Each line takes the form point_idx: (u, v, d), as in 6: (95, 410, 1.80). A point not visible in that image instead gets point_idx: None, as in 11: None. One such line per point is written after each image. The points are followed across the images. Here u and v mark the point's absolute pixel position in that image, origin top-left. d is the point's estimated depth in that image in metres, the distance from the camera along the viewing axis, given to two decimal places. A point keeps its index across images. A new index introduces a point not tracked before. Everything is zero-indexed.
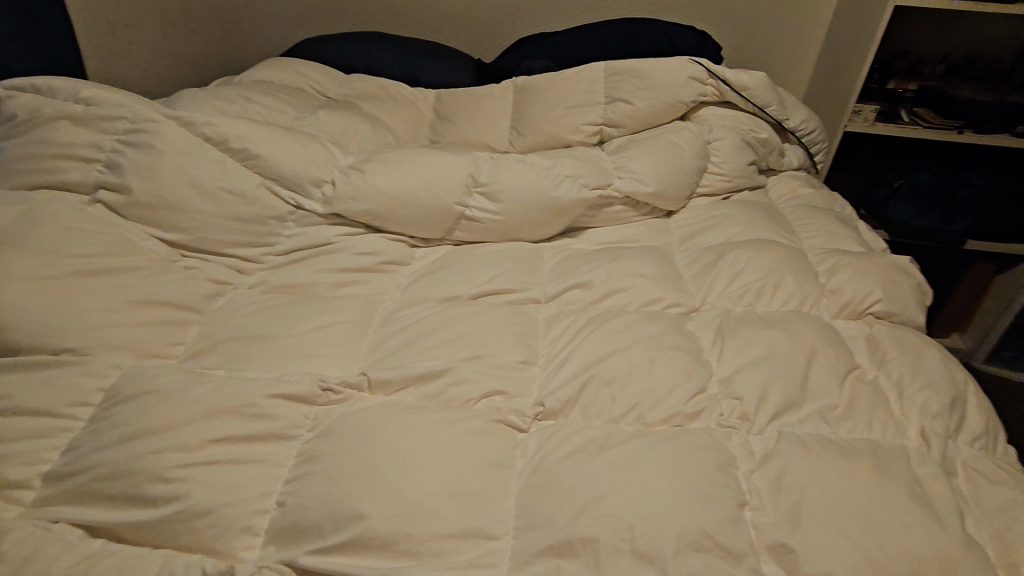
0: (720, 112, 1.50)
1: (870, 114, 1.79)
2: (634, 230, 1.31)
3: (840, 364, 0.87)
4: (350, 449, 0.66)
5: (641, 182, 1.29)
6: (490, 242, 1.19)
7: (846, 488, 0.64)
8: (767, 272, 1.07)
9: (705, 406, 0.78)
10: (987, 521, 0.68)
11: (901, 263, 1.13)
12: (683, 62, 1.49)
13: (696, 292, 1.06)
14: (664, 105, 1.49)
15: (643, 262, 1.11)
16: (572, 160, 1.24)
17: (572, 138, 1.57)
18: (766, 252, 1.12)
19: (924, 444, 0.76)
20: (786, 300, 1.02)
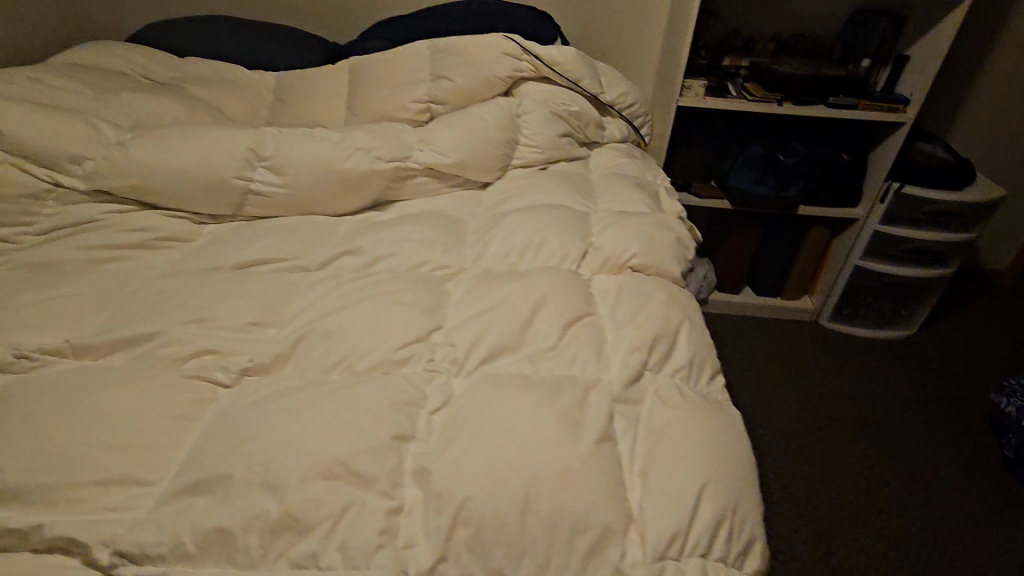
0: (536, 86, 1.55)
1: (699, 89, 1.89)
2: (440, 200, 1.35)
3: (567, 311, 0.93)
4: (16, 409, 0.67)
5: (441, 153, 1.33)
6: (282, 215, 1.20)
7: (501, 417, 0.70)
8: (537, 232, 1.12)
9: (415, 353, 0.82)
10: (647, 438, 0.74)
11: (670, 220, 1.21)
12: (497, 39, 1.53)
13: (469, 254, 1.11)
14: (481, 81, 1.54)
15: (423, 228, 1.15)
16: (368, 133, 1.27)
17: (399, 116, 1.59)
18: (545, 214, 1.17)
19: (617, 376, 0.82)
20: (547, 257, 1.08)
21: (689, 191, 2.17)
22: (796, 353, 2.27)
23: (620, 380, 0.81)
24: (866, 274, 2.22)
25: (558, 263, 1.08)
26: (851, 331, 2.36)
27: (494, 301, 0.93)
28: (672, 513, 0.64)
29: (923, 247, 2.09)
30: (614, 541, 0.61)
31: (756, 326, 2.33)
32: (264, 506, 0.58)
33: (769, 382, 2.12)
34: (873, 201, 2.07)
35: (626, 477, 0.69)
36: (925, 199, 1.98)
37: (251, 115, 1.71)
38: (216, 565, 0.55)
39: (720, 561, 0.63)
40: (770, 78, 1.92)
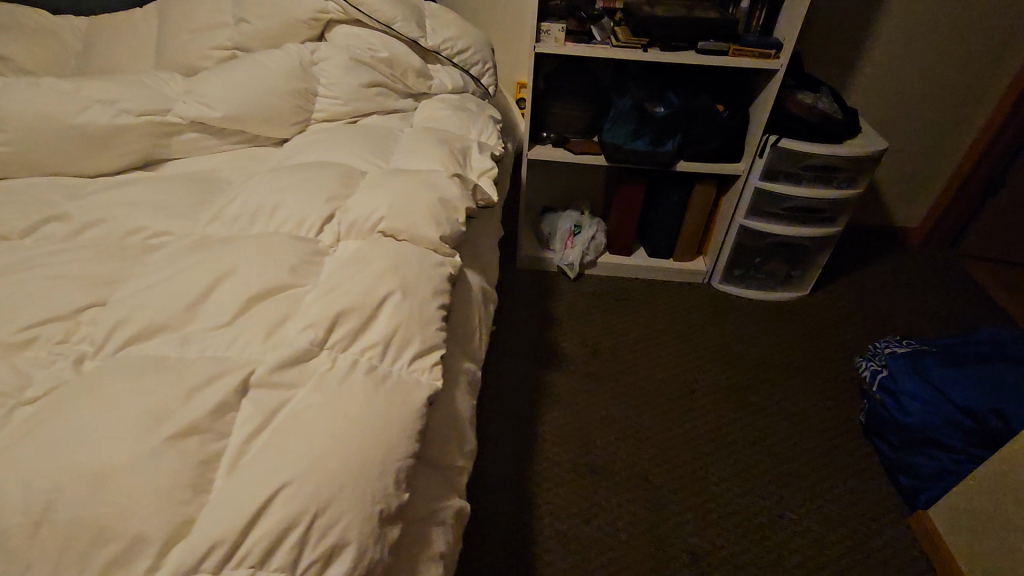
0: (345, 30, 1.41)
1: (557, 33, 1.73)
2: (218, 159, 1.25)
3: (256, 283, 0.85)
4: None
5: (208, 106, 1.21)
6: (16, 176, 1.09)
7: (75, 411, 0.63)
8: (277, 193, 1.03)
9: (45, 333, 0.75)
10: (271, 429, 0.68)
11: (442, 179, 1.11)
12: None
13: (202, 218, 1.01)
14: (281, 24, 1.39)
15: (159, 193, 1.05)
16: (118, 85, 1.16)
17: (202, 65, 1.45)
18: (295, 174, 1.09)
19: (274, 357, 0.74)
20: (280, 222, 0.99)
21: (565, 146, 2.04)
22: (681, 315, 2.16)
23: (273, 361, 0.74)
24: (752, 234, 2.10)
25: (292, 229, 0.98)
26: (742, 293, 2.24)
27: (178, 273, 0.85)
28: (227, 518, 0.58)
29: (802, 204, 1.98)
30: (144, 552, 0.55)
31: (643, 289, 2.26)
32: None
33: (645, 346, 2.01)
34: (754, 155, 1.93)
35: (212, 477, 0.62)
36: (801, 152, 1.85)
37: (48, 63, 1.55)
38: None
39: (280, 570, 0.57)
40: (634, 20, 1.75)
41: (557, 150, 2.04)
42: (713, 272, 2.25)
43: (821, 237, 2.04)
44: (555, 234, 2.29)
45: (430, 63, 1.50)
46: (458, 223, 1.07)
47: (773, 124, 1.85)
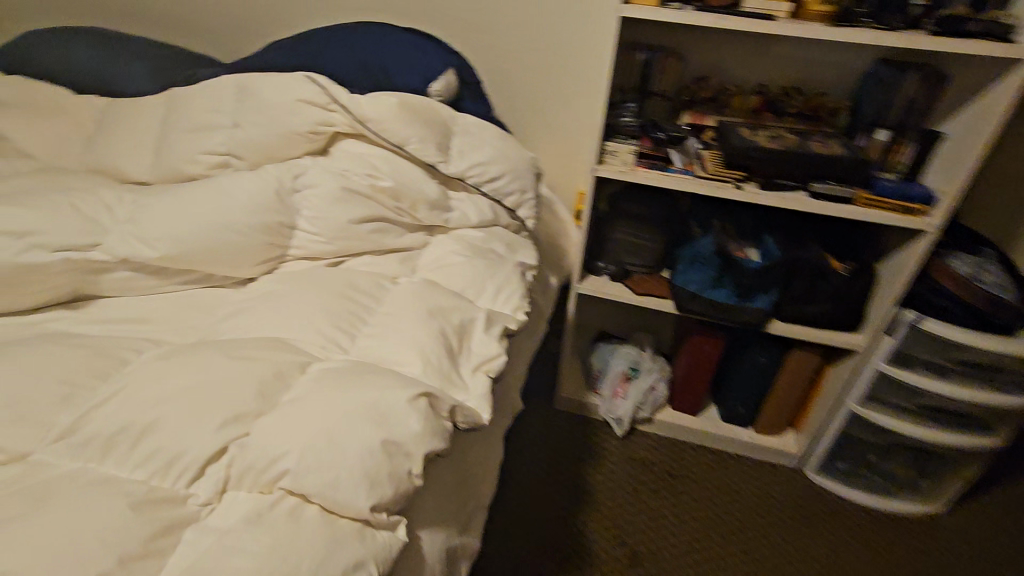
0: (349, 149, 1.14)
1: (625, 155, 1.39)
2: (155, 307, 0.98)
3: None
4: None
5: (144, 243, 0.95)
6: None
7: None
8: (160, 403, 0.72)
9: None
10: None
11: (400, 400, 0.74)
12: (302, 79, 1.14)
13: (57, 426, 0.72)
14: (274, 136, 1.13)
15: (25, 369, 0.77)
16: (44, 210, 0.93)
17: (190, 170, 1.23)
18: (204, 365, 0.77)
19: None
20: (142, 461, 0.67)
21: (624, 282, 1.64)
22: (762, 514, 1.62)
23: None
24: (866, 426, 1.57)
25: (158, 473, 0.66)
26: (849, 497, 1.67)
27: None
28: None
29: (947, 404, 1.44)
30: None
31: (710, 464, 1.76)
32: None
33: (707, 558, 1.50)
34: (880, 331, 1.43)
35: None
36: (960, 343, 1.33)
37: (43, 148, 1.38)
38: None
39: None
40: (728, 147, 1.35)
41: (616, 285, 1.65)
42: (808, 460, 1.71)
43: (968, 450, 1.48)
44: (606, 377, 1.84)
45: (452, 191, 1.20)
46: (409, 480, 0.71)
47: (911, 297, 1.37)
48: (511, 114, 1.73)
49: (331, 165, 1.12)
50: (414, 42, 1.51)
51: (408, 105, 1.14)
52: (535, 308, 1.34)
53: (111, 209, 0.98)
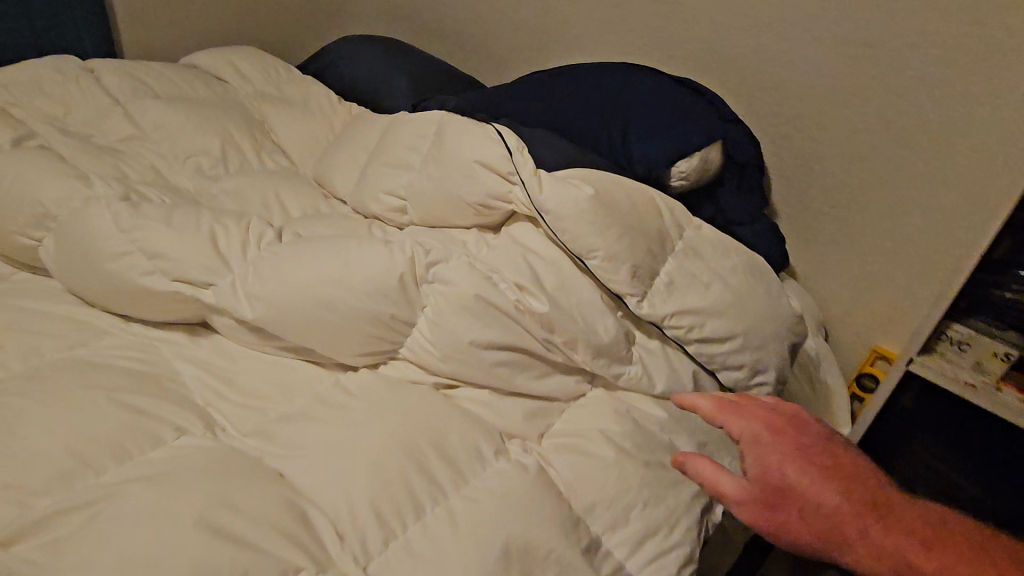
0: (520, 236, 0.84)
1: (980, 358, 0.90)
2: (242, 370, 0.84)
3: None
4: None
5: (245, 295, 0.80)
6: (66, 298, 0.92)
7: None
8: (90, 573, 0.53)
9: None
10: None
11: None
12: (493, 134, 0.87)
13: (24, 519, 0.59)
14: (444, 199, 0.90)
15: (53, 421, 0.67)
16: (184, 231, 0.85)
17: (371, 209, 1.10)
18: (174, 525, 0.57)
19: None
20: None
21: None
22: None
23: None
24: None
25: None
26: None
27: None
28: None
29: None
30: None
31: None
32: None
33: None
34: None
35: None
36: None
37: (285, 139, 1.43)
38: None
39: None
40: None
41: None
42: None
43: None
44: None
45: (642, 334, 0.81)
46: None
47: None
48: (800, 221, 1.20)
49: (486, 254, 0.82)
50: (684, 99, 1.12)
51: (608, 201, 0.78)
52: (718, 536, 0.85)
53: (247, 239, 0.86)
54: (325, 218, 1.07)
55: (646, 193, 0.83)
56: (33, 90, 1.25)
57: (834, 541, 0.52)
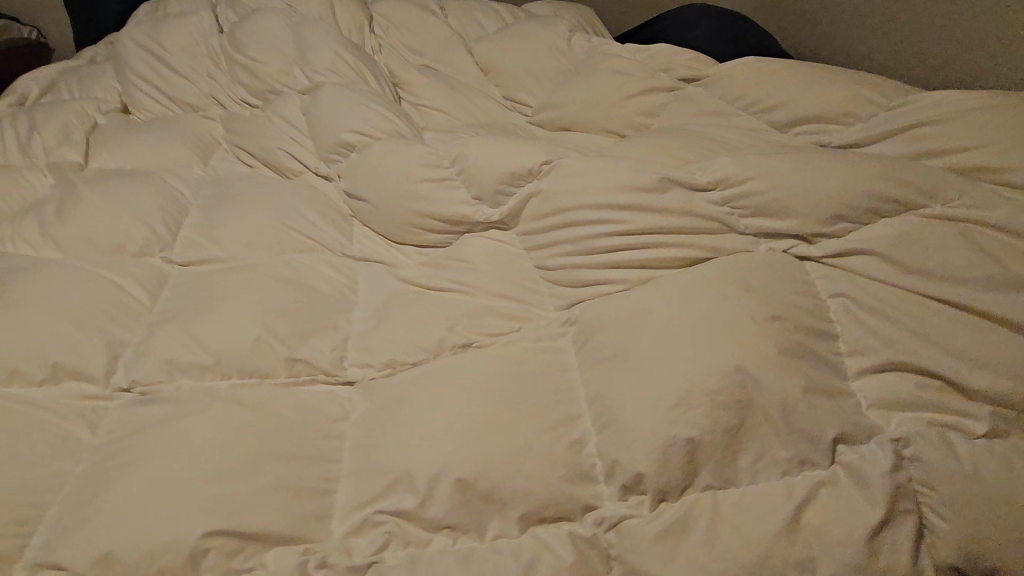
0: (723, 331, 0.62)
1: None
2: (389, 325, 0.79)
3: None
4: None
5: (433, 274, 0.87)
6: (321, 203, 1.04)
7: None
8: (159, 461, 0.61)
9: None
10: None
11: None
12: (685, 222, 0.75)
13: (177, 379, 0.72)
14: (632, 240, 0.76)
15: (223, 326, 0.76)
16: (408, 209, 0.93)
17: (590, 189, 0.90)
18: (208, 479, 0.59)
19: None
20: (93, 490, 0.59)
21: None
22: None
23: None
24: None
25: (79, 516, 0.57)
26: None
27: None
28: None
29: None
30: None
31: None
32: None
33: None
34: None
35: None
36: None
37: (542, 52, 1.30)
38: None
39: None
40: None
41: None
42: None
43: None
44: None
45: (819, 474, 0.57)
46: None
47: None
48: None
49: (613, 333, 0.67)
50: None
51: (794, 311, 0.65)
52: None
53: (412, 242, 0.95)
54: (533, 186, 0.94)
55: (862, 288, 0.68)
56: (399, 29, 1.46)
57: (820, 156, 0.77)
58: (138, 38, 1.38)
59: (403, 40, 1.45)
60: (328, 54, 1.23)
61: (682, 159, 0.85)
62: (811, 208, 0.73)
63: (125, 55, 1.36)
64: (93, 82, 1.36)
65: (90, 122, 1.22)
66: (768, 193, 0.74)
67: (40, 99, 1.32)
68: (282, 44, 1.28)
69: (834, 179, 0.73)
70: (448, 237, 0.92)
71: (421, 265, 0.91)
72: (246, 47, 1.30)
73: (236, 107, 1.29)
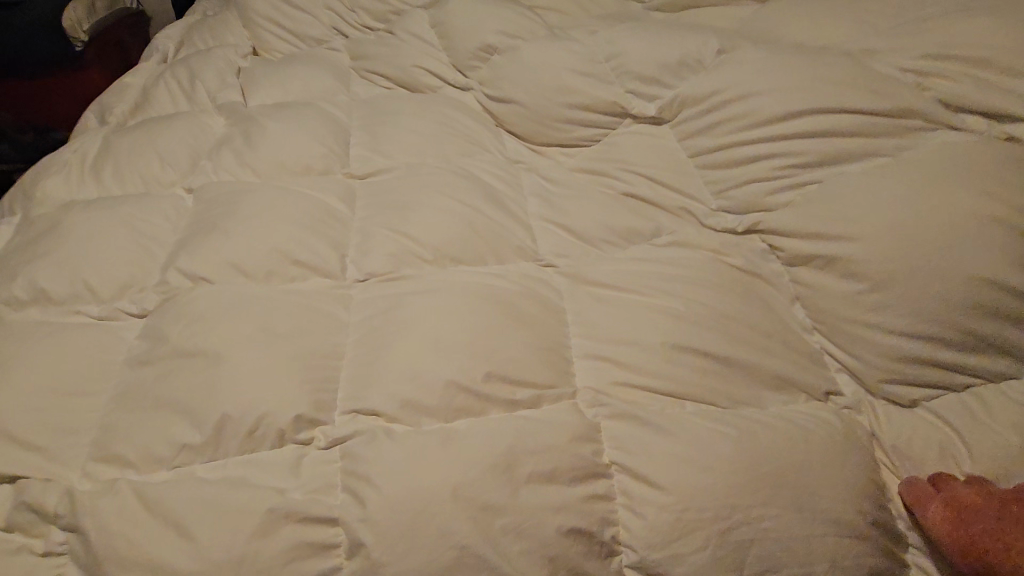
0: (937, 171, 0.68)
1: None
2: (571, 211, 0.84)
3: (224, 370, 0.67)
4: (171, 120, 1.16)
5: (598, 158, 0.91)
6: (466, 110, 1.09)
7: (68, 348, 0.75)
8: (411, 315, 0.69)
9: (180, 267, 0.84)
10: (17, 494, 0.64)
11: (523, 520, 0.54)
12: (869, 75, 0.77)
13: (396, 260, 0.81)
14: (812, 93, 0.77)
15: (426, 216, 0.84)
16: (558, 92, 0.94)
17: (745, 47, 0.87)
18: (458, 323, 0.67)
19: (102, 459, 0.64)
20: (363, 344, 0.70)
21: None
22: None
23: (105, 444, 0.65)
24: None
25: (359, 363, 0.68)
26: None
27: (230, 318, 0.73)
28: None
29: None
30: None
31: None
32: (53, 234, 0.91)
33: None
34: None
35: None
36: None
37: None
38: (34, 230, 0.94)
39: None
40: None
41: None
42: None
43: None
44: None
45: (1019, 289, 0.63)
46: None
47: None
48: None
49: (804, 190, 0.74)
50: None
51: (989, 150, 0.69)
52: None
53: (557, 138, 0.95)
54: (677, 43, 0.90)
55: None
56: None
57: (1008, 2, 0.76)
58: None
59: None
60: None
61: (849, 15, 0.83)
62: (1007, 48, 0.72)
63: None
64: (222, 30, 1.45)
65: (236, 66, 1.32)
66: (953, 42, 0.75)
67: (182, 53, 1.43)
68: None
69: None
70: (604, 128, 0.92)
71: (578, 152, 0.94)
72: None
73: (359, 33, 1.34)
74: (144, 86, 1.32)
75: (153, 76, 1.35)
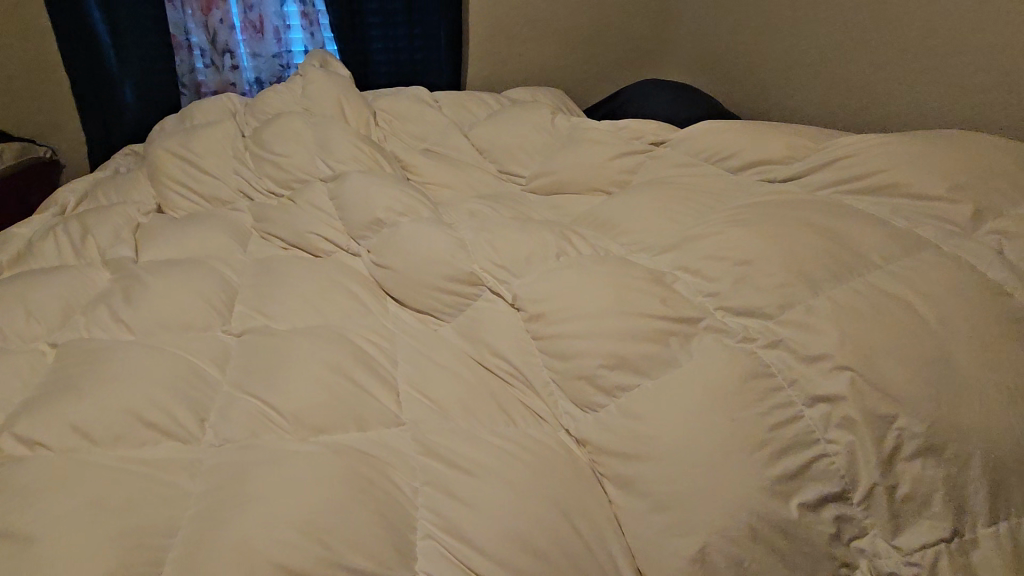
0: (712, 330, 0.76)
1: None
2: (433, 380, 0.91)
3: (33, 557, 0.62)
4: (49, 273, 1.15)
5: (466, 326, 1.01)
6: (354, 276, 1.19)
7: None
8: (252, 490, 0.70)
9: (15, 432, 0.80)
10: None
11: None
12: (671, 249, 0.92)
13: (260, 428, 0.83)
14: (627, 268, 0.90)
15: (298, 380, 0.88)
16: (431, 267, 1.07)
17: (588, 237, 1.05)
18: (300, 496, 0.68)
19: None
20: (199, 521, 0.68)
21: None
22: None
23: None
24: None
25: (187, 544, 0.66)
26: None
27: (60, 491, 0.69)
28: None
29: None
30: None
31: None
32: None
33: None
34: None
35: None
36: None
37: (527, 129, 1.53)
38: None
39: None
40: None
41: None
42: None
43: None
44: None
45: (786, 429, 0.63)
46: None
47: None
48: None
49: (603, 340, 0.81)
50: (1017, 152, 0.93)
51: (750, 301, 0.75)
52: None
53: (431, 306, 1.06)
54: (532, 230, 1.06)
55: (816, 265, 0.75)
56: (401, 121, 1.69)
57: (771, 198, 0.94)
58: (166, 146, 1.55)
59: (405, 130, 1.68)
60: (348, 150, 1.44)
61: (659, 210, 1.03)
62: (763, 221, 0.85)
63: (155, 163, 1.53)
64: (127, 189, 1.51)
65: (136, 223, 1.37)
66: (728, 224, 0.89)
67: (82, 207, 1.46)
68: (307, 141, 1.49)
69: (782, 207, 0.88)
70: (469, 296, 1.04)
71: (450, 319, 1.05)
72: (271, 147, 1.49)
73: (264, 198, 1.46)
74: (30, 239, 1.32)
75: (44, 228, 1.36)
